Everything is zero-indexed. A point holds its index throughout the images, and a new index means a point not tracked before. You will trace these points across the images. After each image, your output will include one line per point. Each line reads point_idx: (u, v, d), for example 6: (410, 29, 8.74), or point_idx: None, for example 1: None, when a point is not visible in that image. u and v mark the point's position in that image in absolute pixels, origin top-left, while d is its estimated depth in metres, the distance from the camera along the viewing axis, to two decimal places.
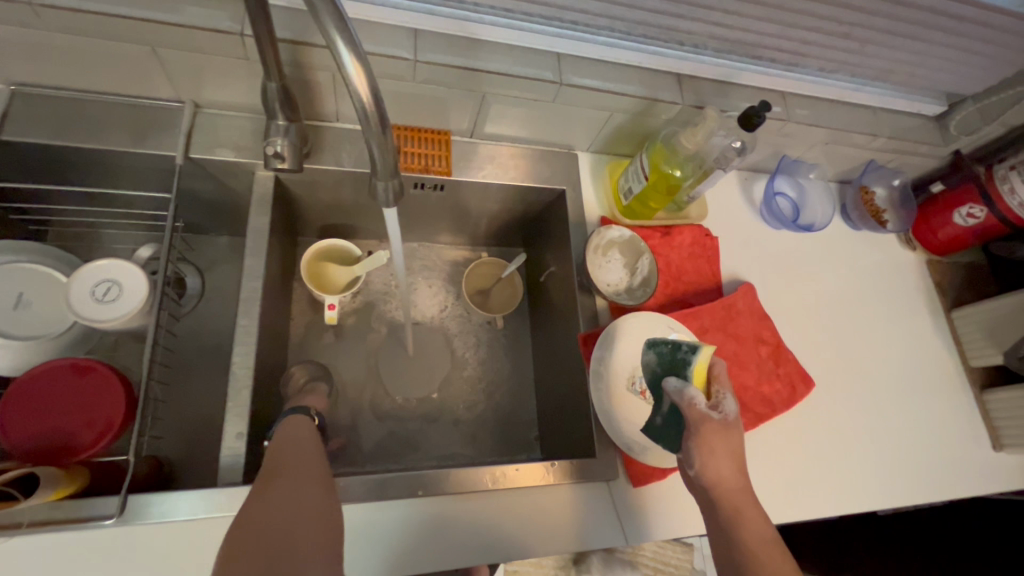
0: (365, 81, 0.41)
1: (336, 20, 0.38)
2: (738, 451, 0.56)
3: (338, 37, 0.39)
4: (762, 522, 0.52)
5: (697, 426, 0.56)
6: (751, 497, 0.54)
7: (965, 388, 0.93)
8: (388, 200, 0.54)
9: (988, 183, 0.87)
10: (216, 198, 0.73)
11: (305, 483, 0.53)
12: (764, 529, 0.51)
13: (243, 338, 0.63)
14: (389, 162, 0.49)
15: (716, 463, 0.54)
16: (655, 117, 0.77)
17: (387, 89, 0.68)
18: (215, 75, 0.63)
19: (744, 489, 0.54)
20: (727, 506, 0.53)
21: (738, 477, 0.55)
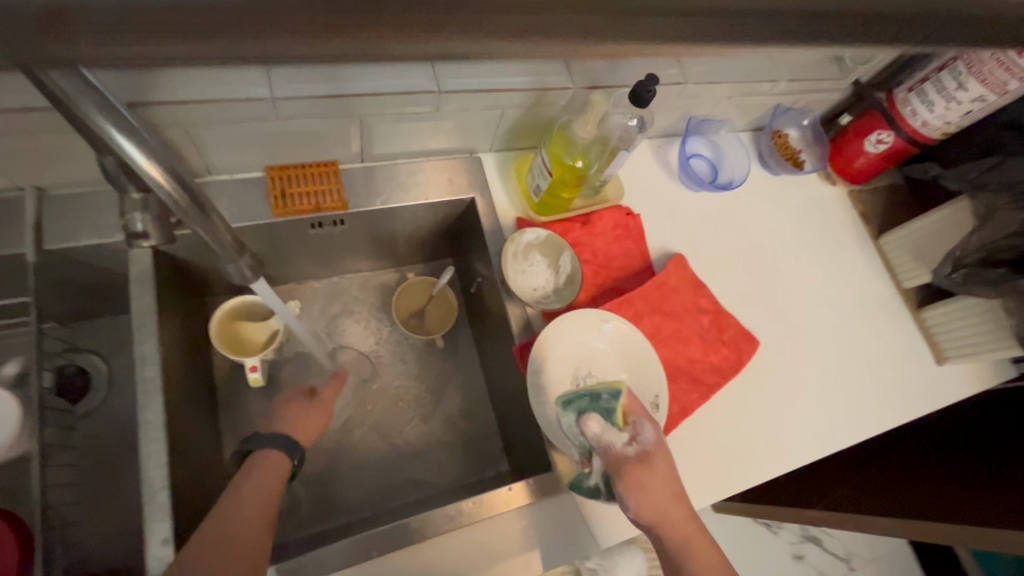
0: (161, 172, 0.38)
1: (111, 112, 0.35)
2: (664, 478, 0.58)
3: (114, 131, 0.35)
4: (708, 545, 0.57)
5: (623, 468, 0.57)
6: (694, 521, 0.58)
7: (902, 310, 0.95)
8: (246, 277, 0.51)
9: (892, 108, 0.88)
10: (93, 284, 0.66)
11: (243, 536, 0.53)
12: (710, 548, 0.56)
13: (151, 434, 0.58)
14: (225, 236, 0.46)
15: (659, 500, 0.57)
16: (550, 105, 0.73)
17: (253, 132, 0.62)
18: (47, 154, 0.55)
19: (682, 515, 0.57)
20: (672, 542, 0.57)
21: (674, 504, 0.58)
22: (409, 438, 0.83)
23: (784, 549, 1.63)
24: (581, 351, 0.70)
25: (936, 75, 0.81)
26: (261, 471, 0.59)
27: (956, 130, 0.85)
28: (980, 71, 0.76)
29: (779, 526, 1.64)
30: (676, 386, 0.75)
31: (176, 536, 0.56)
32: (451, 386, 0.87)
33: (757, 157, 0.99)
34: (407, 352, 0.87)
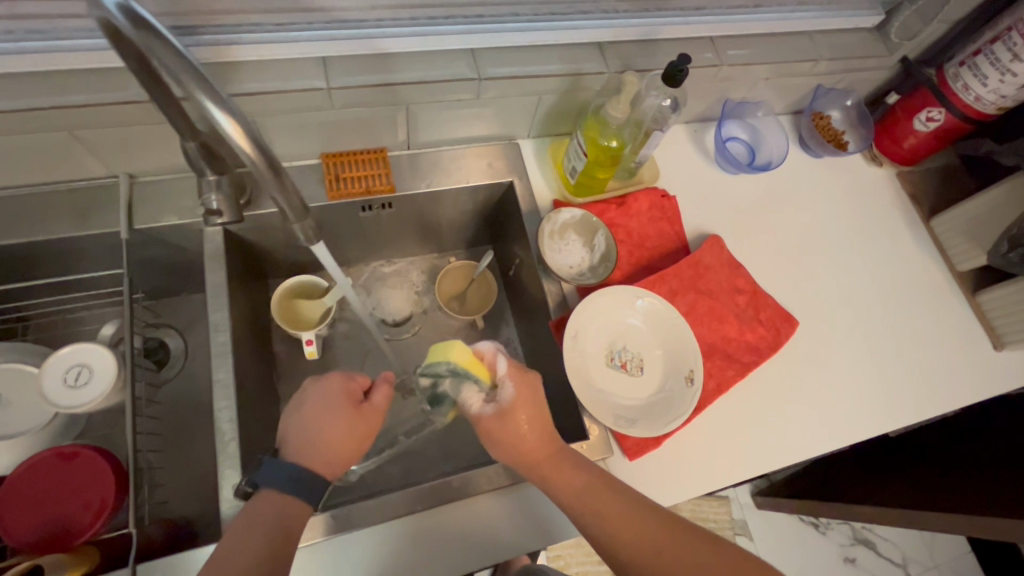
0: (247, 137, 0.38)
1: (203, 86, 0.37)
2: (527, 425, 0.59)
3: (208, 102, 0.37)
4: (572, 471, 0.59)
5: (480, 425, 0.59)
6: (557, 449, 0.60)
7: (957, 294, 0.92)
8: (309, 240, 0.50)
9: (942, 84, 0.85)
10: (172, 261, 0.74)
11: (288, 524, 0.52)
12: (573, 479, 0.58)
13: (223, 393, 0.65)
14: (297, 203, 0.46)
15: (519, 444, 0.59)
16: (585, 90, 0.76)
17: (312, 121, 0.68)
18: (139, 143, 0.63)
19: (543, 453, 0.59)
20: (540, 477, 0.59)
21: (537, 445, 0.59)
22: None
23: (834, 551, 1.56)
24: (614, 325, 0.73)
25: (988, 47, 0.78)
26: (272, 498, 0.52)
27: (1012, 104, 0.82)
28: None
29: (828, 527, 1.58)
30: (711, 362, 0.76)
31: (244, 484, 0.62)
32: None
33: (797, 140, 0.97)
34: (449, 332, 0.91)
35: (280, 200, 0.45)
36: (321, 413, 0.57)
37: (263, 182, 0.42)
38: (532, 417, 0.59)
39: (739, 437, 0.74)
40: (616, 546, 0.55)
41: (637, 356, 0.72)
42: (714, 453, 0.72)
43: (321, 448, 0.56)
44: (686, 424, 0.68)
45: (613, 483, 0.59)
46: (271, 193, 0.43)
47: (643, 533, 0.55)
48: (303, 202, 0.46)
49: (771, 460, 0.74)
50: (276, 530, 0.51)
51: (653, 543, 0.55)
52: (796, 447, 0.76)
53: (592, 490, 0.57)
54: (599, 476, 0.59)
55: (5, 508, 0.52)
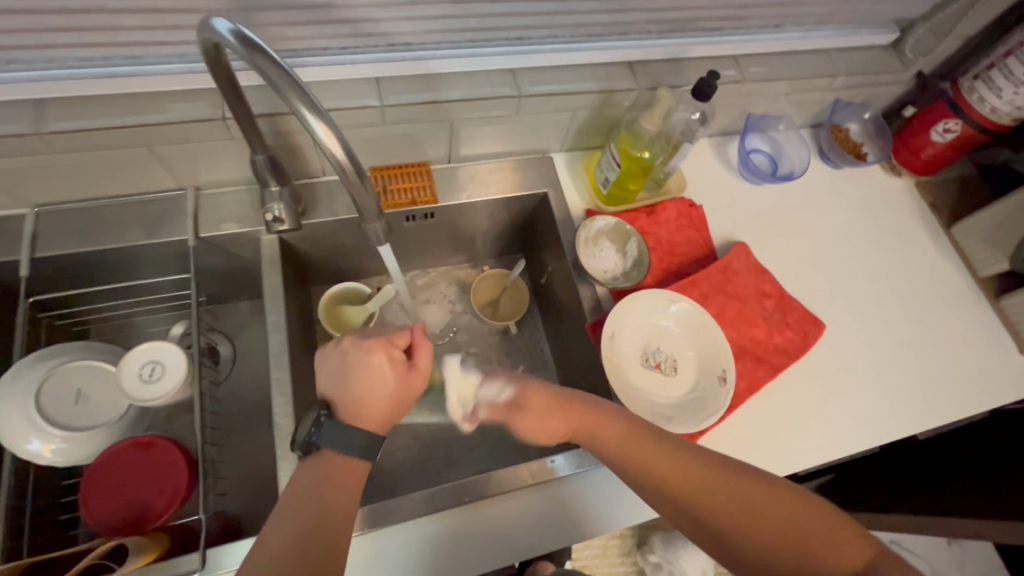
0: (337, 141, 0.42)
1: (302, 96, 0.41)
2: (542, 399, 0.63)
3: (305, 110, 0.41)
4: (606, 423, 0.61)
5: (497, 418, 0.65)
6: (586, 408, 0.62)
7: (980, 299, 0.93)
8: (379, 239, 0.53)
9: (957, 97, 0.89)
10: (229, 268, 0.78)
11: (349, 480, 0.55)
12: (609, 431, 0.60)
13: (280, 390, 0.68)
14: (371, 204, 0.50)
15: (546, 414, 0.62)
16: (616, 106, 0.80)
17: (364, 137, 0.74)
18: (208, 157, 0.69)
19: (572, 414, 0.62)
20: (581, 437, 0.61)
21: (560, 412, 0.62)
22: None
23: None
24: (648, 327, 0.76)
25: (1002, 61, 0.82)
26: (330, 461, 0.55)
27: None
28: None
29: None
30: (742, 363, 0.78)
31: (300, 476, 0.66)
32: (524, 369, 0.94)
33: (817, 151, 1.01)
34: (483, 338, 0.95)
35: (357, 200, 0.48)
36: (367, 373, 0.59)
37: (346, 184, 0.46)
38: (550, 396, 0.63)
39: (771, 436, 0.76)
40: (658, 481, 0.57)
41: (671, 357, 0.75)
42: (748, 451, 0.75)
43: (369, 405, 0.58)
44: (722, 421, 0.71)
45: (650, 430, 0.60)
46: (352, 195, 0.47)
47: (689, 474, 0.56)
48: (378, 204, 0.50)
49: (804, 458, 0.76)
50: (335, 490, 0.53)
51: (703, 482, 0.56)
52: (827, 446, 0.78)
53: (629, 436, 0.59)
54: (638, 423, 0.60)
55: (87, 493, 0.57)
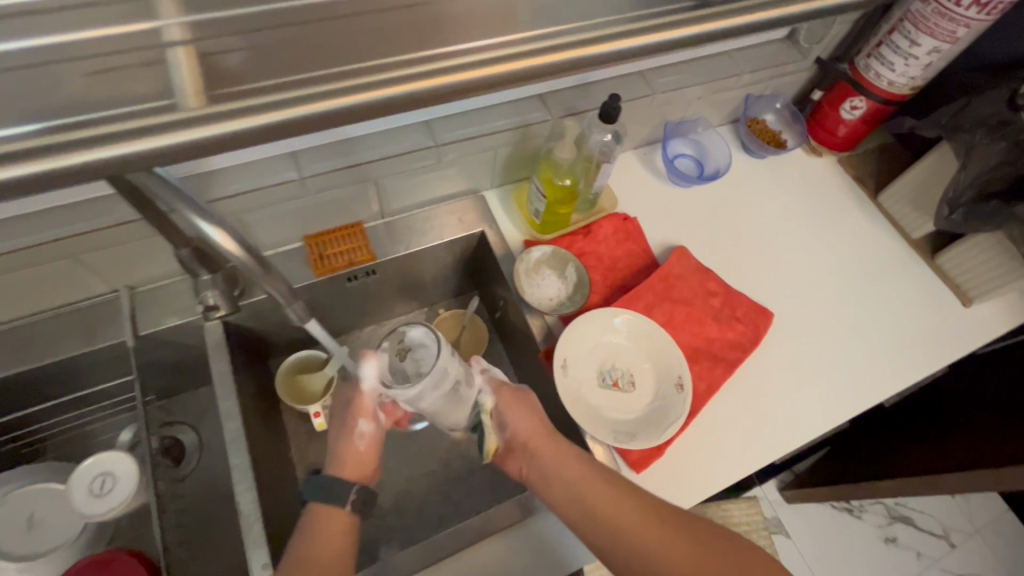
0: (233, 241, 0.45)
1: (190, 205, 0.42)
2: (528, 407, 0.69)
3: (195, 216, 0.43)
4: (562, 452, 0.66)
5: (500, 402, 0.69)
6: (549, 436, 0.68)
7: (916, 260, 0.97)
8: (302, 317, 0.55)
9: (856, 76, 0.94)
10: (177, 360, 0.78)
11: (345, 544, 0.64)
12: (560, 460, 0.66)
13: (242, 476, 0.67)
14: (282, 288, 0.52)
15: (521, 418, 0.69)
16: (534, 138, 0.83)
17: (291, 210, 0.75)
18: (135, 257, 0.69)
19: (537, 434, 0.68)
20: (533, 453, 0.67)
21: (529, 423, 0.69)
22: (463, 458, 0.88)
23: (873, 533, 1.55)
24: (600, 348, 0.77)
25: (888, 38, 0.87)
26: (319, 509, 0.65)
27: (923, 83, 0.90)
28: (926, 26, 0.81)
29: (862, 510, 1.58)
30: (699, 365, 0.79)
31: (273, 560, 0.64)
32: None
33: (739, 146, 1.04)
34: None
35: (272, 289, 0.51)
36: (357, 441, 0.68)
37: (250, 274, 0.48)
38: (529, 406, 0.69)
39: (738, 430, 0.77)
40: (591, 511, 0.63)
41: (627, 372, 0.76)
42: (719, 451, 0.75)
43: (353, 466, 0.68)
44: (684, 426, 0.72)
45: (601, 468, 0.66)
46: (263, 286, 0.50)
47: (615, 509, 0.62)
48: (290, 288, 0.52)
49: (774, 447, 0.77)
50: (343, 527, 0.64)
51: (623, 519, 0.62)
52: (794, 431, 0.79)
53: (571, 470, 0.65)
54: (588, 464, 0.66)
55: None
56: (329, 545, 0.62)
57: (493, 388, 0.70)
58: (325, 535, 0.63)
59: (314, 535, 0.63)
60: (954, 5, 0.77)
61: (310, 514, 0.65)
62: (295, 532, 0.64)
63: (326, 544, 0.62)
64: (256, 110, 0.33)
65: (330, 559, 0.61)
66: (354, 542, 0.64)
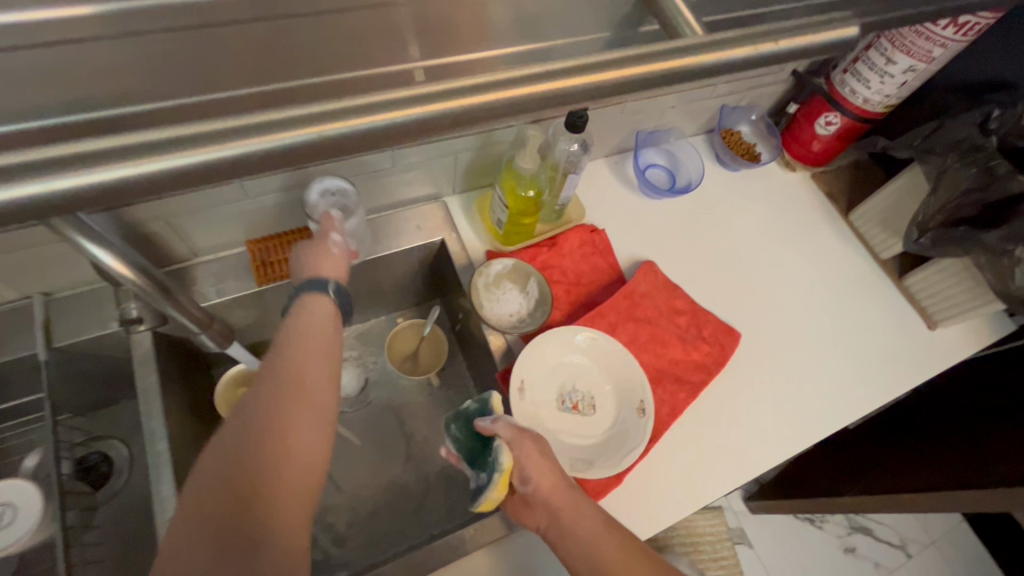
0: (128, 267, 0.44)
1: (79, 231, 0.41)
2: (549, 457, 0.60)
3: (85, 242, 0.41)
4: (588, 510, 0.58)
5: (517, 449, 0.60)
6: (573, 493, 0.59)
7: (885, 281, 0.95)
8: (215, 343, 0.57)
9: (832, 91, 0.92)
10: (103, 372, 0.71)
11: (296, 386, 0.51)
12: (588, 521, 0.57)
13: (165, 504, 0.62)
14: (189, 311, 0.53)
15: (544, 471, 0.59)
16: (498, 143, 0.78)
17: (230, 213, 0.69)
18: (49, 261, 0.62)
19: (560, 490, 0.59)
20: (555, 514, 0.58)
21: (552, 479, 0.59)
22: (417, 477, 0.85)
23: (833, 544, 1.56)
24: (560, 369, 0.73)
25: (864, 54, 0.85)
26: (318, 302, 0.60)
27: (898, 101, 0.89)
28: (903, 44, 0.79)
29: (824, 520, 1.59)
30: (662, 388, 0.76)
31: None
32: None
33: (713, 157, 1.02)
34: (407, 395, 0.90)
35: (176, 312, 0.51)
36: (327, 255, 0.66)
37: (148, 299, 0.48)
38: (550, 459, 0.60)
39: (700, 456, 0.74)
40: None
41: (588, 394, 0.72)
42: (678, 478, 0.73)
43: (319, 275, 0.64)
44: (644, 454, 0.69)
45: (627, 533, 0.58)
46: (164, 309, 0.50)
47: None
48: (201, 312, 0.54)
49: (736, 475, 0.74)
50: (328, 325, 0.59)
51: None
52: (757, 458, 0.76)
53: (602, 536, 0.56)
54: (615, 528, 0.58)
55: None
56: (316, 349, 0.56)
57: (512, 435, 0.60)
58: (306, 338, 0.56)
59: (297, 337, 0.56)
60: (932, 24, 0.75)
61: (306, 305, 0.60)
62: (282, 332, 0.57)
63: (305, 344, 0.55)
64: (130, 125, 0.28)
65: (318, 378, 0.53)
66: (333, 329, 0.59)
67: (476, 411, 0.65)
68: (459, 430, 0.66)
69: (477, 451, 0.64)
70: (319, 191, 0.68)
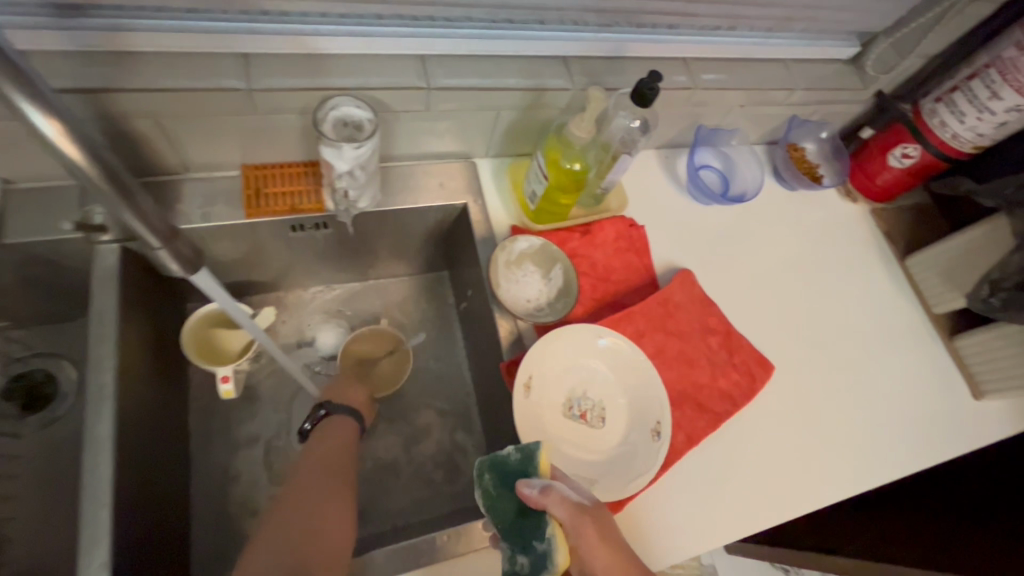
0: (72, 145, 0.35)
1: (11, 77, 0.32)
2: (614, 533, 0.51)
3: (18, 96, 0.32)
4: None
5: (575, 528, 0.50)
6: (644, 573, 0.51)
7: (933, 338, 0.87)
8: (183, 266, 0.48)
9: (917, 119, 0.82)
10: (59, 281, 0.63)
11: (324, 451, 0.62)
12: None
13: (99, 447, 0.53)
14: (153, 220, 0.44)
15: (610, 556, 0.50)
16: (547, 107, 0.69)
17: (230, 126, 0.59)
18: (12, 144, 0.53)
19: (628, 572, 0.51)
20: None
21: (618, 563, 0.50)
22: (389, 460, 0.77)
23: None
24: (574, 370, 0.65)
25: (966, 83, 0.76)
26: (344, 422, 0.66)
27: (988, 144, 0.78)
28: (1017, 77, 0.70)
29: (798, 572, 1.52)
30: (681, 412, 0.68)
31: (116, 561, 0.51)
32: (439, 407, 0.81)
33: (771, 171, 0.93)
34: None
35: (132, 217, 0.42)
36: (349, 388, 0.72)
37: (98, 192, 0.39)
38: (616, 536, 0.51)
39: (709, 494, 0.66)
40: None
41: (598, 405, 0.64)
42: (682, 515, 0.65)
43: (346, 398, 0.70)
44: (651, 482, 0.61)
45: None
46: (116, 211, 0.41)
47: None
48: (164, 227, 0.44)
49: (745, 524, 0.66)
50: (346, 444, 0.64)
51: None
52: (771, 509, 0.68)
53: None
54: None
55: None
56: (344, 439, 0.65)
57: (569, 516, 0.50)
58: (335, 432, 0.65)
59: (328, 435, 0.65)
60: None
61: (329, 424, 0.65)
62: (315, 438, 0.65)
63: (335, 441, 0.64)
64: None
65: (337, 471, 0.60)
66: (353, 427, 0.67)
67: (517, 464, 0.55)
68: (494, 485, 0.54)
69: (511, 525, 0.53)
70: (334, 118, 0.58)
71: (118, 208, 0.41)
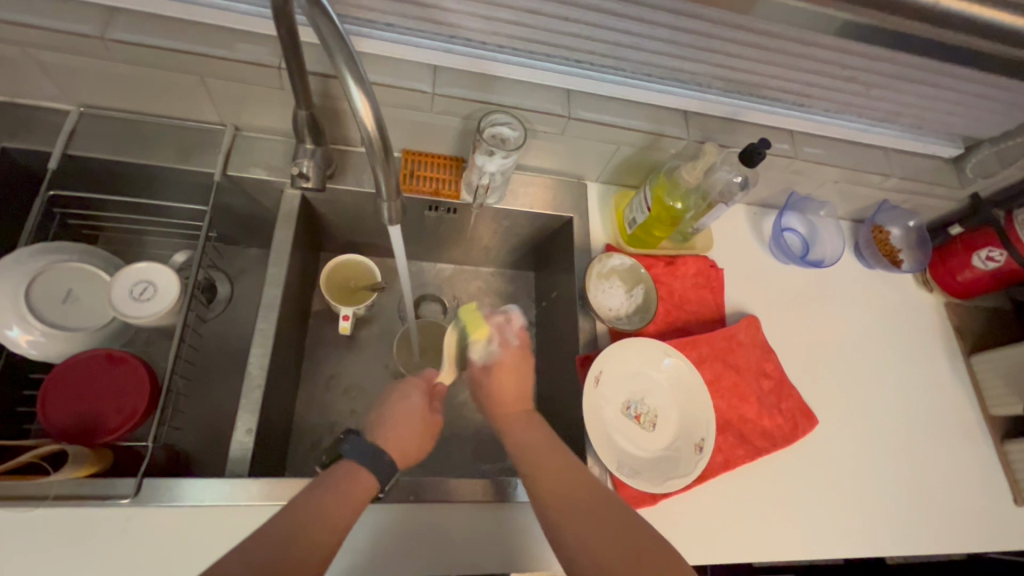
0: (372, 115, 0.46)
1: (348, 62, 0.44)
2: (515, 378, 0.69)
3: (349, 77, 0.44)
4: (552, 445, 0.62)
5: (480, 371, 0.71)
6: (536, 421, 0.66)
7: (985, 436, 0.89)
8: (394, 218, 0.58)
9: (1008, 226, 0.85)
10: (247, 211, 0.80)
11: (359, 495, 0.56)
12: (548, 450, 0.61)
13: (260, 340, 0.68)
14: (392, 182, 0.53)
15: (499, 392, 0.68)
16: (662, 150, 0.80)
17: (408, 118, 0.74)
18: (254, 102, 0.70)
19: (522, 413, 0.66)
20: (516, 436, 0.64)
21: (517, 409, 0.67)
22: (456, 418, 0.88)
23: None
24: (637, 377, 0.74)
25: None
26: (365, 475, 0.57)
27: None
28: None
29: None
30: (723, 437, 0.76)
31: (257, 431, 0.65)
32: None
33: (851, 246, 0.99)
34: None
35: (382, 175, 0.52)
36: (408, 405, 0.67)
37: (372, 154, 0.49)
38: (510, 377, 0.69)
39: (734, 514, 0.74)
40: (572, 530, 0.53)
41: (652, 411, 0.73)
42: (706, 525, 0.72)
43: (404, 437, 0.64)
44: (685, 488, 0.69)
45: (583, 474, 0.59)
46: (376, 168, 0.51)
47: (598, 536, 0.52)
48: (398, 185, 0.54)
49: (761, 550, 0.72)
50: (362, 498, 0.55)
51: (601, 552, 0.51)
52: (787, 543, 0.74)
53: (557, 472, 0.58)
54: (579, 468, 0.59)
55: (62, 389, 0.60)
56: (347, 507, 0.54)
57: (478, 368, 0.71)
58: (335, 501, 0.53)
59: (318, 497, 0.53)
60: None
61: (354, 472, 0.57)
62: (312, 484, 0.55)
63: (340, 501, 0.54)
64: None
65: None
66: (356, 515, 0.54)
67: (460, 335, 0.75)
68: None
69: None
70: (490, 129, 0.71)
71: (375, 168, 0.51)
